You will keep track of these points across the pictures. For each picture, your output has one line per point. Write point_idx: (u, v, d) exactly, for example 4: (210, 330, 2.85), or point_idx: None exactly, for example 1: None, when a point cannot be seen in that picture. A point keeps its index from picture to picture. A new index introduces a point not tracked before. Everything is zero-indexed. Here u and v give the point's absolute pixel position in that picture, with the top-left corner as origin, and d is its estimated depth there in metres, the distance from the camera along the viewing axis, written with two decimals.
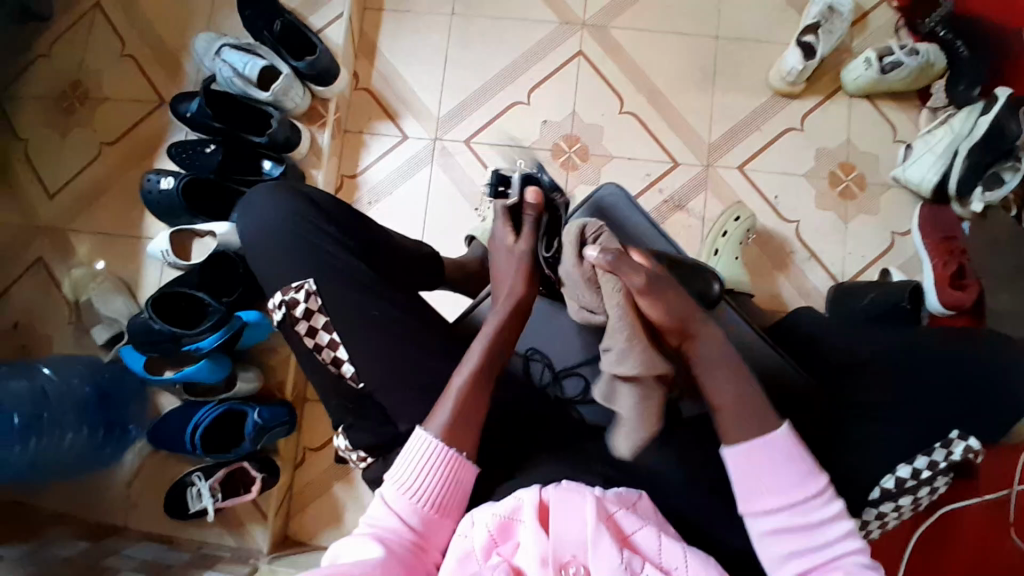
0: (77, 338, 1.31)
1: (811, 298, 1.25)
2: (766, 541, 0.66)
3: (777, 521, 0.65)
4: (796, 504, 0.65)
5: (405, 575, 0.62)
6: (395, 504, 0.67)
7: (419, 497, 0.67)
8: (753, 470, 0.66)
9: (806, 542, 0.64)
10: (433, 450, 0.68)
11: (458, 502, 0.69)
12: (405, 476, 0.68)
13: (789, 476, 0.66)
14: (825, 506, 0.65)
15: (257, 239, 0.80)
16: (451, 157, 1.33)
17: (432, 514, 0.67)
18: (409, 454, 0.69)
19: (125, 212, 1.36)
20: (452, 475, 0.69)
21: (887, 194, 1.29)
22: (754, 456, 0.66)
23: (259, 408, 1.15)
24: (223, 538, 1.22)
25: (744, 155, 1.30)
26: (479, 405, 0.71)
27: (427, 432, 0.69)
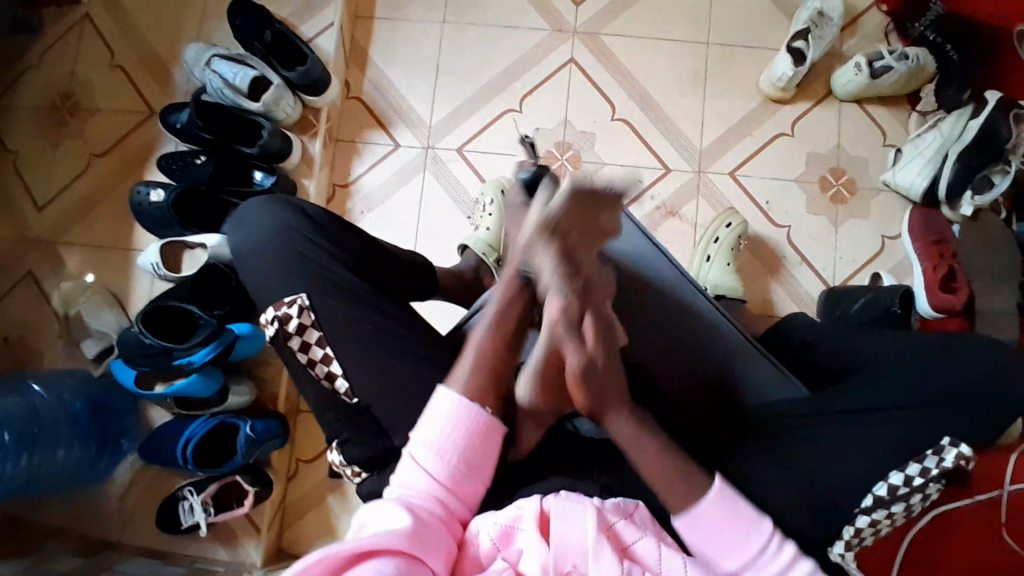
0: (68, 351, 1.30)
1: (804, 302, 1.26)
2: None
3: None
4: (752, 556, 0.66)
5: (436, 540, 0.61)
6: (426, 465, 0.66)
7: (450, 457, 0.66)
8: (708, 532, 0.66)
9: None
10: (464, 407, 0.68)
11: (488, 462, 0.68)
12: (434, 435, 0.67)
13: (737, 532, 0.66)
14: (778, 552, 0.66)
15: (249, 254, 0.79)
16: (443, 166, 1.32)
17: (463, 474, 0.66)
18: (438, 413, 0.67)
19: (115, 224, 1.35)
20: (483, 435, 0.68)
21: (877, 197, 1.30)
22: (702, 514, 0.66)
23: (252, 421, 1.14)
24: (217, 551, 1.21)
25: (735, 160, 1.31)
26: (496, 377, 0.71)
27: (450, 391, 0.69)
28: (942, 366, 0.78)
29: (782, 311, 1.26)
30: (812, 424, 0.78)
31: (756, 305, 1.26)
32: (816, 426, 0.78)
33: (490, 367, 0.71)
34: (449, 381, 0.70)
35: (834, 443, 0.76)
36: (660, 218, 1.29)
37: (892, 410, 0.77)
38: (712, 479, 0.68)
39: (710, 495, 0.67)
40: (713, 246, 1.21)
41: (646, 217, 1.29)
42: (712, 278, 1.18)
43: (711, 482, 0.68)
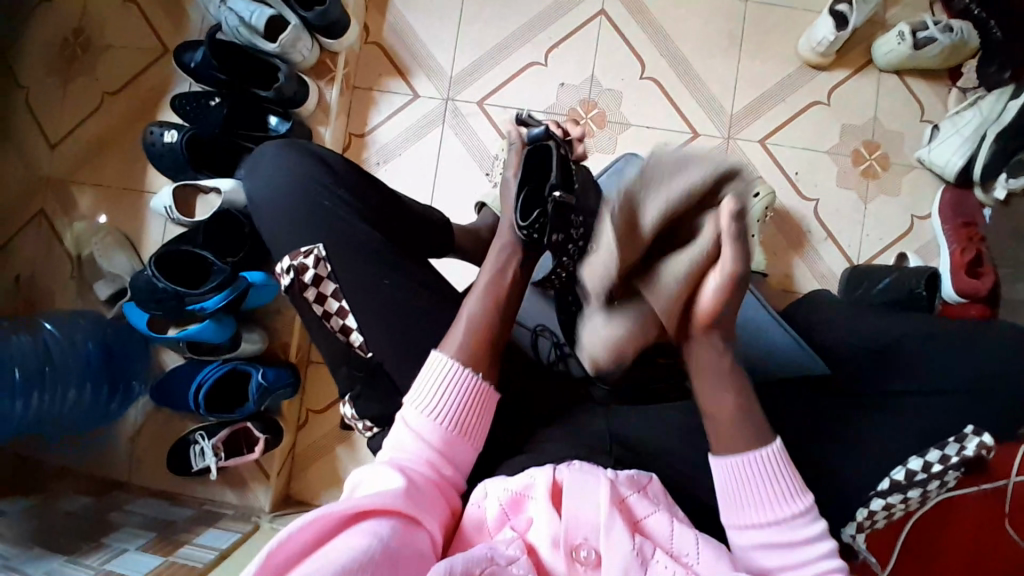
0: (80, 292, 1.30)
1: (825, 279, 1.23)
2: (752, 554, 0.66)
3: (762, 534, 0.65)
4: (782, 520, 0.65)
5: (430, 503, 0.61)
6: (421, 426, 0.67)
7: (445, 419, 0.67)
8: (749, 484, 0.66)
9: (789, 552, 0.64)
10: (458, 371, 0.69)
11: (481, 426, 0.70)
12: (428, 398, 0.68)
13: (774, 493, 0.66)
14: (807, 524, 0.65)
15: (265, 201, 0.77)
16: (463, 120, 1.28)
17: (457, 435, 0.68)
18: (433, 376, 0.69)
19: (128, 165, 1.33)
20: (477, 397, 0.69)
21: (910, 174, 1.25)
22: (751, 467, 0.66)
23: (264, 369, 1.15)
24: (226, 495, 1.23)
25: (765, 129, 1.26)
26: (491, 341, 0.72)
27: (446, 354, 0.70)
28: (967, 354, 0.76)
29: (802, 287, 1.23)
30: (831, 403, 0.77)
31: (775, 280, 1.23)
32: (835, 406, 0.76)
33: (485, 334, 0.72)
34: (445, 343, 0.71)
35: (851, 425, 0.75)
36: None
37: (915, 394, 0.75)
38: (773, 441, 0.67)
39: (762, 453, 0.66)
40: None
41: None
42: None
43: (770, 442, 0.67)
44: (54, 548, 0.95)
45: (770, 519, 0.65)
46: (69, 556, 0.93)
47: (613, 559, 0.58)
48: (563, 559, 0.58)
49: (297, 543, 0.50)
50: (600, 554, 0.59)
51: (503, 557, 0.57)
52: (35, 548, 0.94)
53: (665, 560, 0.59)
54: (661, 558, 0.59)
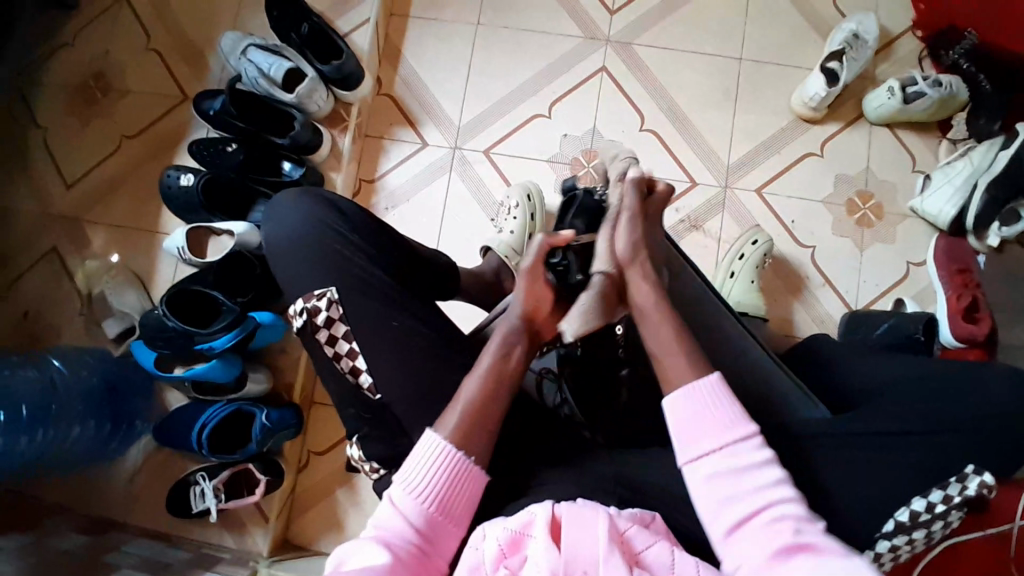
0: (87, 329, 1.31)
1: (824, 324, 1.25)
2: (702, 483, 0.67)
3: (703, 462, 0.68)
4: (727, 445, 0.68)
5: None
6: (404, 504, 0.67)
7: (428, 499, 0.67)
8: (694, 413, 0.69)
9: (736, 480, 0.66)
10: (440, 454, 0.69)
11: (466, 503, 0.69)
12: (413, 476, 0.68)
13: (724, 418, 0.69)
14: (755, 450, 0.68)
15: (282, 245, 0.80)
16: (469, 167, 1.33)
17: (440, 516, 0.67)
18: (419, 456, 0.69)
19: (142, 206, 1.36)
20: (461, 477, 0.69)
21: (904, 223, 1.28)
22: (694, 397, 0.70)
23: (268, 410, 1.15)
24: (223, 537, 1.22)
25: (762, 178, 1.30)
26: (490, 415, 0.71)
27: (436, 435, 0.70)
28: (965, 398, 0.78)
29: (802, 332, 1.25)
30: (836, 448, 0.77)
31: (775, 324, 1.25)
32: (839, 450, 0.77)
33: (482, 408, 0.71)
34: (439, 422, 0.71)
35: (854, 468, 0.75)
36: (684, 230, 1.29)
37: (916, 435, 0.76)
38: (712, 371, 0.72)
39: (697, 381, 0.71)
40: (737, 263, 1.20)
41: (669, 229, 1.29)
42: (733, 295, 1.18)
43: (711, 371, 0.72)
44: None
45: (712, 445, 0.68)
46: None
47: None
48: None
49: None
50: None
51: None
52: None
53: None
54: None
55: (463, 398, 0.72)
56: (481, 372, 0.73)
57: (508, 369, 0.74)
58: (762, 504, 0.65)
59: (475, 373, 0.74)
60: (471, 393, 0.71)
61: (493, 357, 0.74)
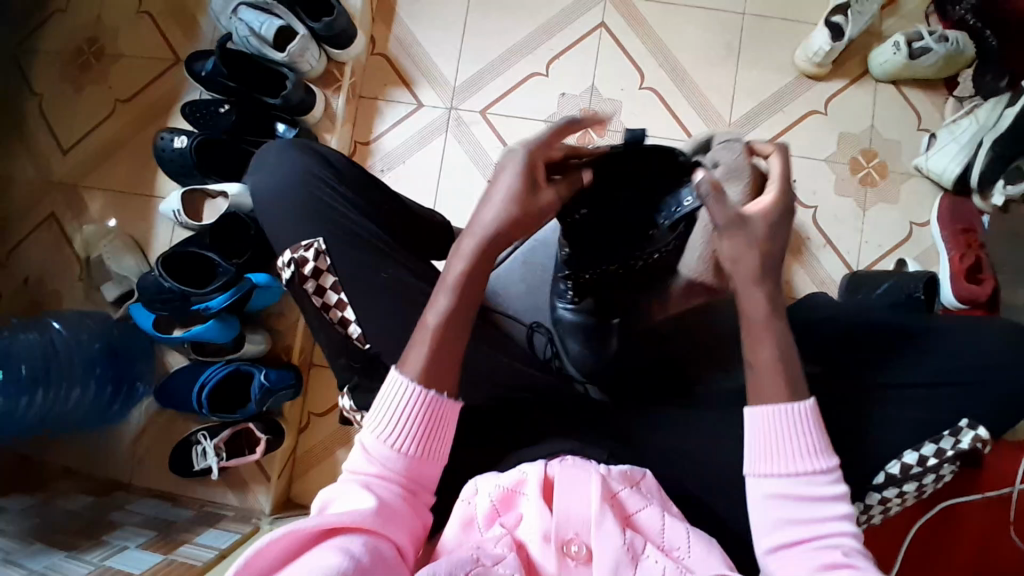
0: (88, 294, 1.32)
1: (824, 285, 1.24)
2: (768, 505, 0.65)
3: (779, 486, 0.64)
4: (801, 475, 0.64)
5: (398, 521, 0.61)
6: (381, 450, 0.65)
7: (404, 442, 0.65)
8: (776, 433, 0.65)
9: (801, 511, 0.63)
10: (410, 395, 0.65)
11: (442, 441, 0.67)
12: (385, 421, 0.65)
13: (804, 446, 0.65)
14: (829, 484, 0.64)
15: (270, 198, 0.79)
16: (466, 128, 1.31)
17: (417, 457, 0.65)
18: (388, 399, 0.66)
19: (137, 170, 1.36)
20: (438, 417, 0.66)
21: (908, 182, 1.26)
22: (783, 423, 0.65)
23: (266, 370, 1.16)
24: (227, 496, 1.24)
25: (764, 137, 1.28)
26: (456, 350, 0.67)
27: (403, 376, 0.66)
28: (964, 349, 0.77)
29: (800, 293, 1.24)
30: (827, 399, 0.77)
31: None
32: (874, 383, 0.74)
33: (450, 341, 0.67)
34: (404, 362, 0.67)
35: (847, 421, 0.75)
36: None
37: (910, 388, 0.76)
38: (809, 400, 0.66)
39: (799, 409, 0.65)
40: None
41: None
42: None
43: (806, 399, 0.66)
44: (56, 543, 0.98)
45: (792, 470, 0.64)
46: (70, 551, 0.96)
47: (604, 555, 0.55)
48: (554, 554, 0.56)
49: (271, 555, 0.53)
50: (591, 550, 0.56)
51: (489, 557, 0.54)
52: (35, 544, 0.98)
53: (656, 555, 0.56)
54: (652, 552, 0.56)
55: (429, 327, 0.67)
56: (449, 300, 0.67)
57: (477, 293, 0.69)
58: (818, 534, 0.62)
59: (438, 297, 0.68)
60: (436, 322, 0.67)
61: (463, 285, 0.68)
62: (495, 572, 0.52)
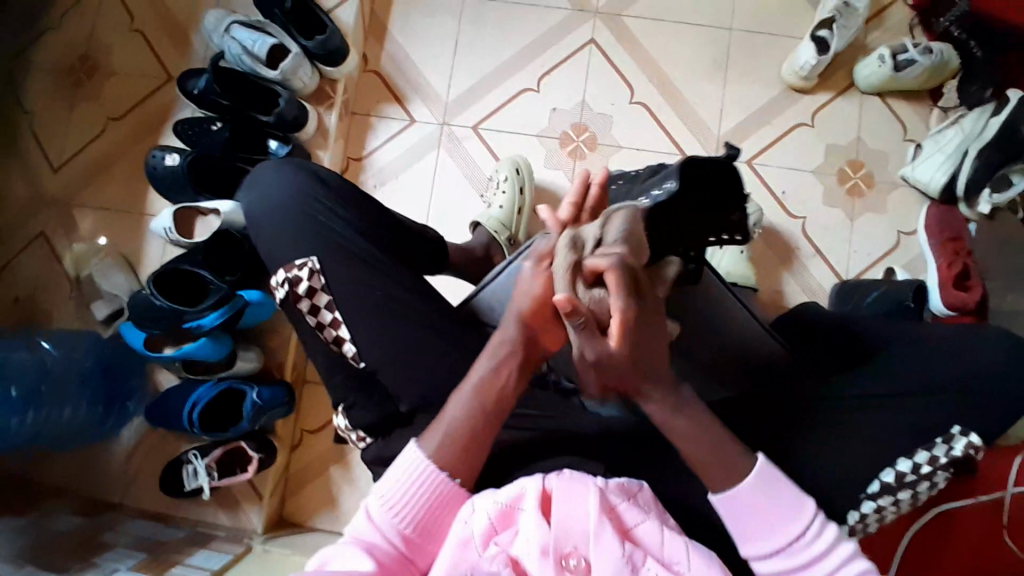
0: (79, 312, 1.31)
1: (815, 293, 1.25)
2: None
3: (776, 560, 0.65)
4: (794, 543, 0.65)
5: None
6: (380, 519, 0.64)
7: (405, 517, 0.64)
8: (749, 514, 0.65)
9: (806, 574, 0.64)
10: (424, 470, 0.65)
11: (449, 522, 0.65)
12: (393, 491, 0.65)
13: (780, 513, 0.65)
14: (818, 536, 0.65)
15: (261, 216, 0.79)
16: (458, 143, 1.32)
17: (417, 530, 0.64)
18: (399, 471, 0.65)
19: (127, 188, 1.35)
20: (442, 498, 0.65)
21: (895, 191, 1.28)
22: (750, 501, 0.65)
23: (259, 388, 1.15)
24: (219, 515, 1.23)
25: (753, 148, 1.30)
26: (477, 445, 0.66)
27: (417, 456, 0.66)
28: (954, 357, 0.77)
29: (792, 302, 1.25)
30: (821, 407, 0.77)
31: (766, 295, 1.26)
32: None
33: (468, 434, 0.66)
34: (421, 442, 0.67)
35: (841, 429, 0.76)
36: None
37: (903, 397, 0.76)
38: (755, 462, 0.66)
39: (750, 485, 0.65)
40: None
41: None
42: (726, 266, 1.17)
43: (757, 460, 0.66)
44: (46, 566, 0.97)
45: (778, 542, 0.65)
46: None
47: (603, 569, 0.54)
48: (552, 569, 0.54)
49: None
50: (589, 562, 0.55)
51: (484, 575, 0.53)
52: (27, 566, 0.96)
53: (657, 570, 0.55)
54: (652, 567, 0.55)
55: (449, 428, 0.66)
56: (465, 396, 0.67)
57: (496, 389, 0.67)
58: None
59: (456, 398, 0.68)
60: (455, 420, 0.66)
61: (475, 391, 0.67)
62: None
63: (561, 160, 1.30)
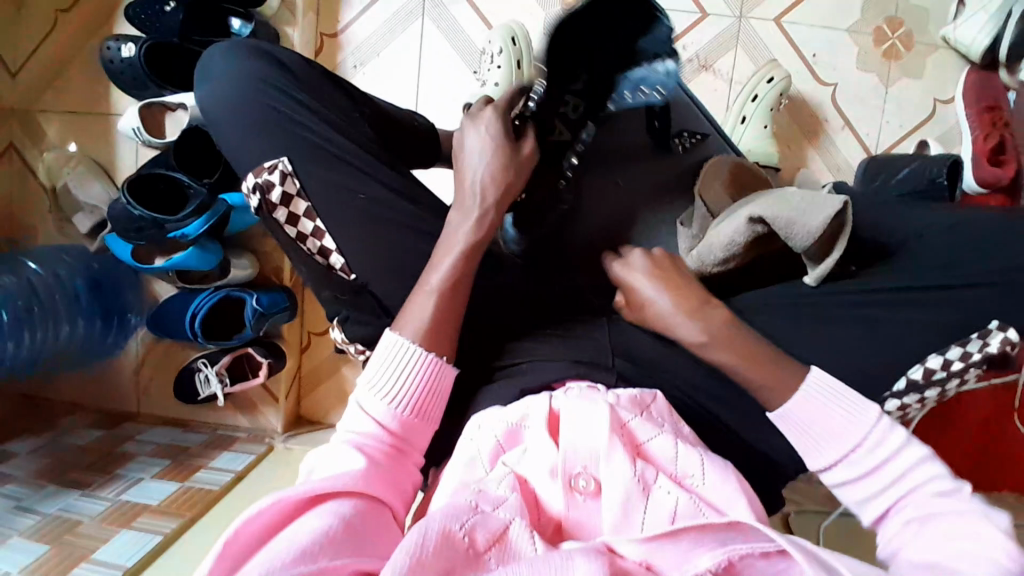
0: (61, 227, 1.25)
1: (841, 172, 1.16)
2: (846, 489, 0.56)
3: (841, 469, 0.56)
4: (855, 451, 0.55)
5: (390, 484, 0.55)
6: (373, 411, 0.58)
7: (396, 406, 0.58)
8: (804, 426, 0.57)
9: (867, 481, 0.55)
10: (410, 357, 0.59)
11: (438, 407, 0.61)
12: (382, 383, 0.59)
13: (840, 420, 0.56)
14: (882, 444, 0.55)
15: (222, 114, 0.70)
16: (444, 11, 1.17)
17: (412, 419, 0.59)
18: (385, 364, 0.59)
19: (88, 85, 1.23)
20: (433, 381, 0.60)
21: (935, 54, 1.13)
22: (802, 414, 0.57)
23: (257, 295, 1.11)
24: (237, 419, 1.25)
25: (779, 6, 1.15)
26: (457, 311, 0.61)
27: (402, 336, 0.60)
28: None
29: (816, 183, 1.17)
30: (879, 312, 0.63)
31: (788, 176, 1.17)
32: (882, 302, 0.64)
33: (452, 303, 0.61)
34: (400, 324, 0.61)
35: None
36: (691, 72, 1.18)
37: None
38: (808, 371, 0.58)
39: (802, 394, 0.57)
40: (750, 106, 1.09)
41: None
42: (744, 144, 1.08)
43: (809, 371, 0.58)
44: (67, 483, 1.01)
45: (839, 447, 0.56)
46: (84, 490, 0.99)
47: (612, 488, 0.51)
48: (561, 490, 0.51)
49: (255, 529, 0.47)
50: (599, 483, 0.52)
51: (489, 501, 0.49)
52: (47, 486, 0.99)
53: (670, 486, 0.51)
54: (664, 483, 0.51)
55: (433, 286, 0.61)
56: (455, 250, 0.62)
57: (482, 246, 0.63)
58: (897, 497, 0.54)
59: (441, 256, 0.62)
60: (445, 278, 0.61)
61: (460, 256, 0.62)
62: (494, 519, 0.48)
63: None
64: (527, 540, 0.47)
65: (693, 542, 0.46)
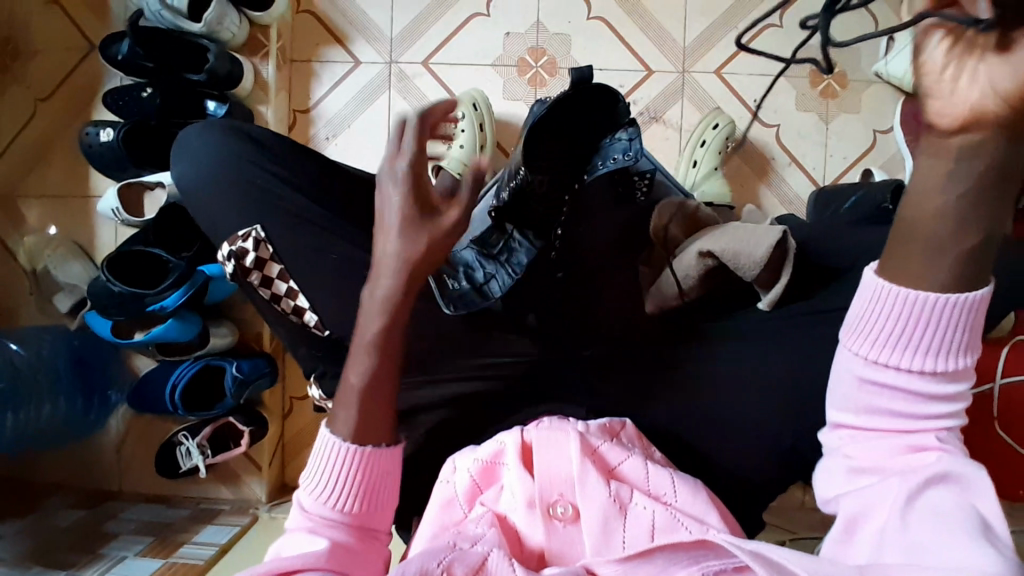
0: (40, 307, 1.26)
1: (793, 205, 1.23)
2: (866, 393, 0.47)
3: (883, 376, 0.45)
4: (914, 376, 0.44)
5: (352, 565, 0.56)
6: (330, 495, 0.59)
7: (345, 490, 0.58)
8: (892, 322, 0.43)
9: (892, 411, 0.46)
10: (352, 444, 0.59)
11: (392, 487, 0.61)
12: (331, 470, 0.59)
13: (931, 344, 0.43)
14: (940, 392, 0.44)
15: (198, 190, 0.73)
16: (409, 82, 1.24)
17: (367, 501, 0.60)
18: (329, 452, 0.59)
19: (67, 170, 1.27)
20: (377, 465, 0.60)
21: (870, 89, 1.21)
22: (910, 320, 0.42)
23: (237, 362, 1.12)
24: (221, 491, 1.24)
25: (719, 59, 1.22)
26: (386, 400, 0.60)
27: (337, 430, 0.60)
28: None
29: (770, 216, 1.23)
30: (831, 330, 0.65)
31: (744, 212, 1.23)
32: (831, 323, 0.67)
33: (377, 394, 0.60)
34: (335, 421, 0.60)
35: None
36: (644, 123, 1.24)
37: None
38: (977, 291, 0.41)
39: (946, 301, 0.41)
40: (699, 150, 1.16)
41: None
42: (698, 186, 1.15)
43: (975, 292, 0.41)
44: (50, 565, 0.98)
45: (915, 362, 0.44)
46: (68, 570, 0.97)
47: (589, 513, 0.52)
48: (539, 520, 0.53)
49: None
50: (577, 508, 0.53)
51: (467, 539, 0.50)
52: (32, 568, 0.96)
53: (646, 503, 0.53)
54: (640, 500, 0.54)
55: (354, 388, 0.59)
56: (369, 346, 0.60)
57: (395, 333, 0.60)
58: (899, 450, 0.47)
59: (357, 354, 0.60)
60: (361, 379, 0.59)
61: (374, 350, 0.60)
62: (473, 552, 0.49)
63: (519, 89, 1.22)
64: (506, 567, 0.48)
65: (666, 561, 0.48)
